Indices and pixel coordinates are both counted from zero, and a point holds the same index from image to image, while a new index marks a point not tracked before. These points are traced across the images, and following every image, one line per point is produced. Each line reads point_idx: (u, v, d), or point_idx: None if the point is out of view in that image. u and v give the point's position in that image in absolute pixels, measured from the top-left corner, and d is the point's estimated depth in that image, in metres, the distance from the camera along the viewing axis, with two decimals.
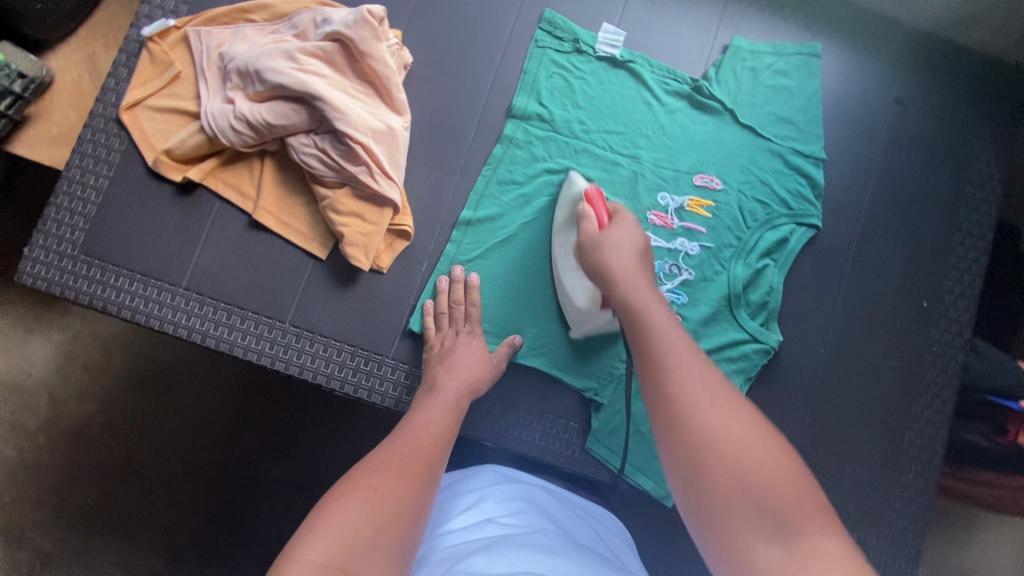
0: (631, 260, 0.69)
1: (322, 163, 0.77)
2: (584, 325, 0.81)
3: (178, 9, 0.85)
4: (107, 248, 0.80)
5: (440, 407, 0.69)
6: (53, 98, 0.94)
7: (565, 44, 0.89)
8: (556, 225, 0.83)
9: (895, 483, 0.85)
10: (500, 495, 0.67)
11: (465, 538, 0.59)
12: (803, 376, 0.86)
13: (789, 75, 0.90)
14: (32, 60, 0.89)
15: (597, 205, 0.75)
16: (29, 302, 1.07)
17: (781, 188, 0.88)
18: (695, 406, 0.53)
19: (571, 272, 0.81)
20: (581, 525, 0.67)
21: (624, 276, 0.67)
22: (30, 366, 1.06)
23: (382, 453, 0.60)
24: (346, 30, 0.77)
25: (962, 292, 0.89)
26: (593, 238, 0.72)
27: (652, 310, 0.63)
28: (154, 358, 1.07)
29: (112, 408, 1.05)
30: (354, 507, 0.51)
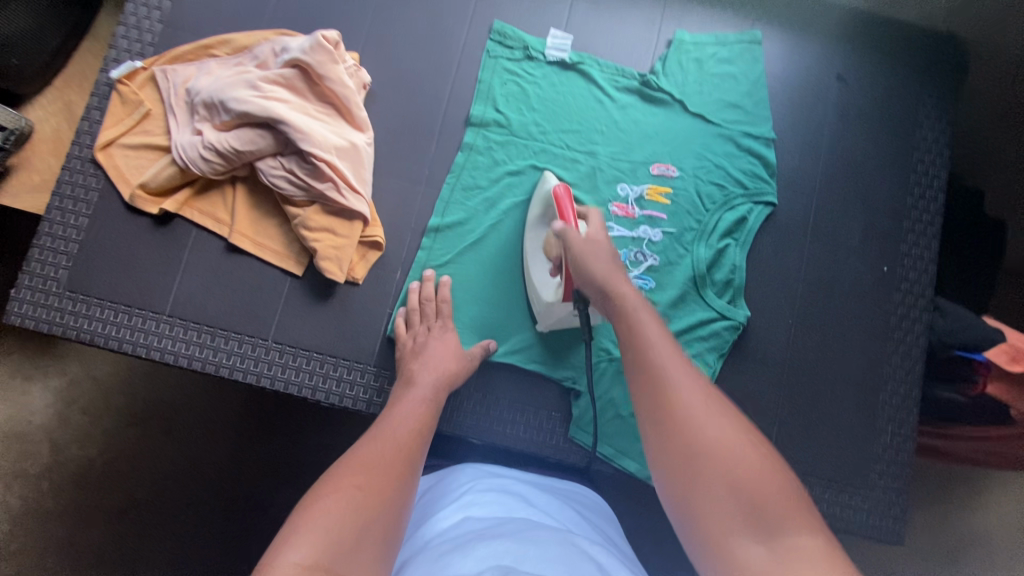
0: (610, 257, 0.72)
1: (290, 184, 0.81)
2: (548, 319, 0.83)
3: (145, 51, 0.88)
4: (91, 282, 0.83)
5: (417, 403, 0.71)
6: (35, 148, 0.99)
7: (516, 53, 0.93)
8: (528, 223, 0.86)
9: (875, 444, 0.87)
10: (480, 492, 0.68)
11: (445, 537, 0.60)
12: (774, 348, 0.88)
13: (732, 63, 0.95)
14: (12, 113, 0.94)
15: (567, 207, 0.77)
16: (25, 349, 1.10)
17: (735, 169, 0.91)
18: (688, 416, 0.55)
19: (541, 268, 0.83)
20: (561, 508, 0.69)
21: (622, 286, 0.69)
22: (29, 414, 1.08)
23: (362, 451, 0.61)
24: (304, 56, 0.81)
25: (921, 254, 0.92)
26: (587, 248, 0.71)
27: (642, 321, 0.65)
28: (148, 392, 1.09)
29: (111, 446, 1.07)
30: (337, 508, 0.52)
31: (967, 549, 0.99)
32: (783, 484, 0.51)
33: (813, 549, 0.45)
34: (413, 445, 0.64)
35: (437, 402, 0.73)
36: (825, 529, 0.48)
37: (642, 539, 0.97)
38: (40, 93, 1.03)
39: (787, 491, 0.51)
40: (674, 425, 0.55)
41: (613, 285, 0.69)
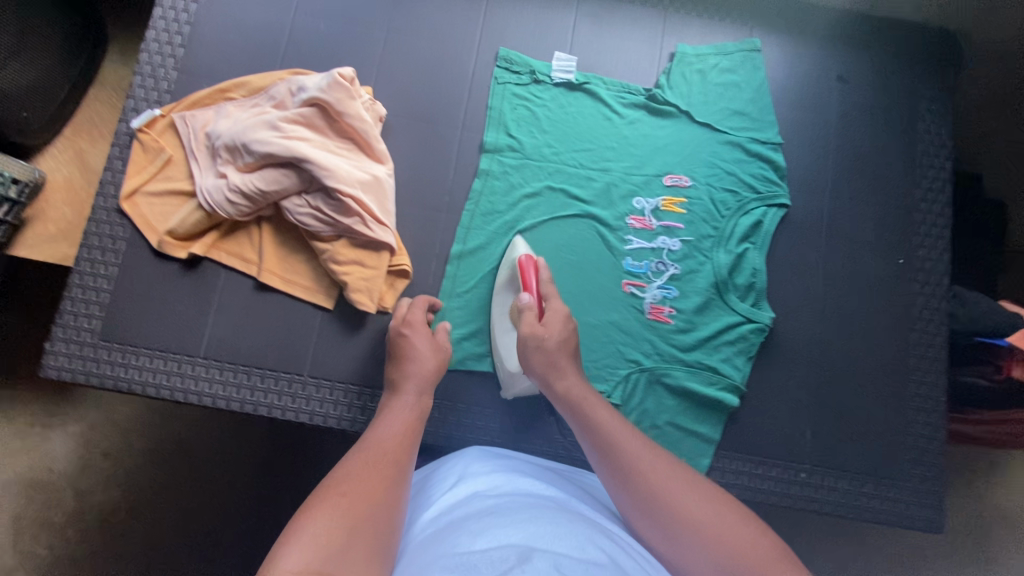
0: (559, 329, 0.77)
1: (317, 220, 0.82)
2: (512, 387, 0.83)
3: (162, 99, 0.90)
4: (124, 330, 0.84)
5: (404, 408, 0.71)
6: (48, 198, 1.01)
7: (523, 77, 0.95)
8: (496, 287, 0.87)
9: (907, 434, 0.89)
10: (483, 476, 0.69)
11: (452, 517, 0.60)
12: (799, 348, 0.90)
13: (734, 71, 0.97)
14: (23, 165, 0.97)
15: (532, 277, 0.81)
16: (44, 397, 1.10)
17: (746, 174, 0.93)
18: (655, 492, 0.59)
19: (506, 334, 0.85)
20: (566, 486, 0.71)
21: (562, 377, 0.74)
22: (51, 461, 1.08)
23: (349, 462, 0.62)
24: (322, 95, 0.82)
25: (934, 245, 0.94)
26: (531, 332, 0.76)
27: (598, 412, 0.69)
28: (175, 433, 1.09)
29: (141, 489, 1.07)
30: (326, 517, 0.52)
31: (1005, 531, 1.01)
32: (753, 539, 0.55)
33: None
34: (401, 453, 0.65)
35: (421, 405, 0.73)
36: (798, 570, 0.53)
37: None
38: (50, 143, 1.06)
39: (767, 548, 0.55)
40: (652, 511, 0.58)
41: (555, 378, 0.74)
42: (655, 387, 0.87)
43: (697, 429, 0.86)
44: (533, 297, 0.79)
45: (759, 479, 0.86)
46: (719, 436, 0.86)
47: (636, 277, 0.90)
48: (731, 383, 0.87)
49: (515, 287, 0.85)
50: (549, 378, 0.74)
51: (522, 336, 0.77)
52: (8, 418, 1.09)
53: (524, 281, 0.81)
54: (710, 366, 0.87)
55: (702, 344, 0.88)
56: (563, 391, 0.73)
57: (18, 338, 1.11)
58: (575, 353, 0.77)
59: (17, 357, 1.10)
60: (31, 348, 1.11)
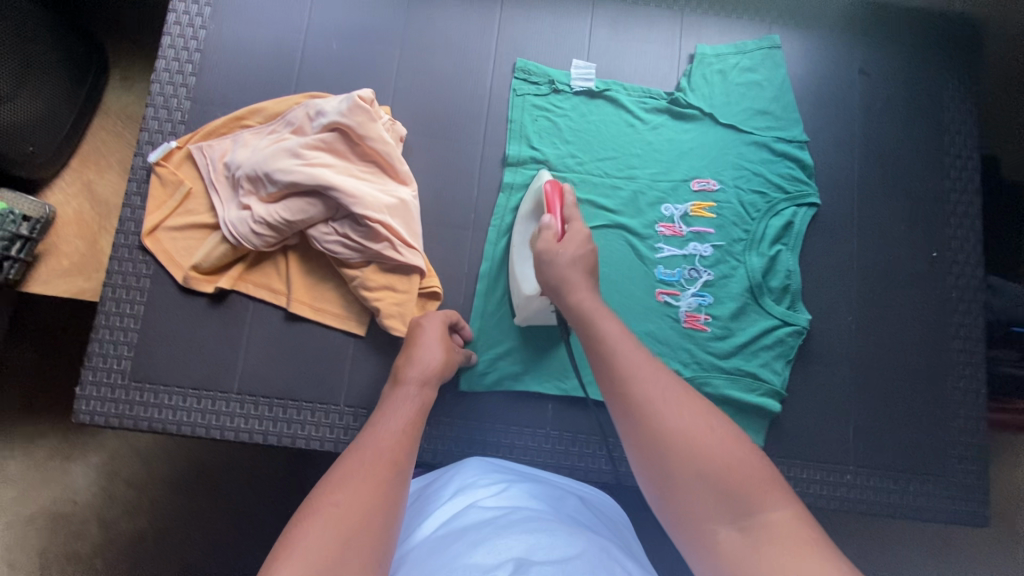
0: (579, 248, 0.75)
1: (345, 247, 0.81)
2: (525, 311, 0.84)
3: (176, 129, 0.88)
4: (154, 370, 0.82)
5: (407, 401, 0.69)
6: (60, 232, 0.98)
7: (542, 87, 0.93)
8: (518, 216, 0.87)
9: (950, 429, 0.88)
10: (484, 485, 0.69)
11: (452, 526, 0.60)
12: (835, 348, 0.89)
13: (755, 70, 0.95)
14: (33, 201, 0.96)
15: (556, 202, 0.79)
16: (63, 430, 1.09)
17: (774, 175, 0.92)
18: (654, 411, 0.56)
19: (524, 261, 0.84)
20: (564, 496, 0.70)
21: (575, 292, 0.71)
22: (73, 493, 1.07)
23: (346, 460, 0.59)
24: (343, 119, 0.81)
25: (966, 235, 0.93)
26: (547, 249, 0.75)
27: (606, 325, 0.67)
28: (201, 461, 1.08)
29: (169, 520, 1.06)
30: (320, 527, 0.50)
31: None
32: (750, 462, 0.52)
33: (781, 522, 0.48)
34: (403, 450, 0.62)
35: (424, 397, 0.71)
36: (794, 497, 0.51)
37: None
38: (57, 175, 1.04)
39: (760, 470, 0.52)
40: (644, 426, 0.56)
41: (567, 292, 0.71)
42: None
43: None
44: (555, 218, 0.77)
45: (805, 483, 0.85)
46: (762, 442, 0.85)
47: (669, 285, 0.89)
48: (773, 388, 0.86)
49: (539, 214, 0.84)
50: (561, 292, 0.72)
51: (540, 252, 0.75)
52: (29, 453, 1.07)
53: (547, 206, 0.79)
54: (750, 372, 0.86)
55: (740, 350, 0.87)
56: (574, 303, 0.70)
57: (36, 372, 1.09)
58: (593, 273, 0.74)
59: (36, 392, 1.09)
60: (49, 382, 1.10)
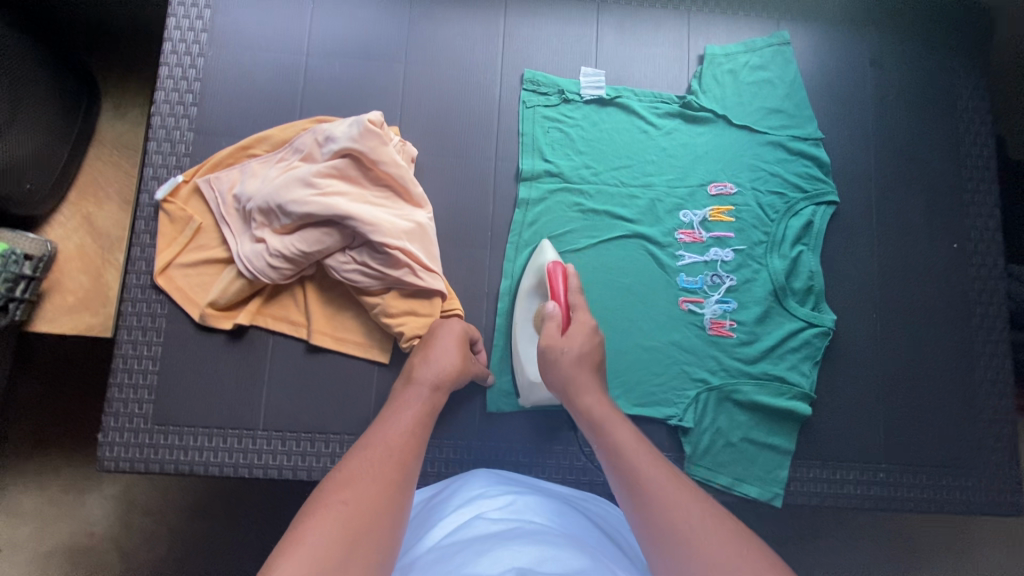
0: (586, 341, 0.74)
1: (364, 275, 0.79)
2: (531, 395, 0.81)
3: (182, 162, 0.86)
4: (177, 411, 0.80)
5: (416, 404, 0.69)
6: (62, 268, 0.96)
7: (551, 98, 0.91)
8: (519, 293, 0.85)
9: (979, 420, 0.88)
10: (489, 495, 0.68)
11: (456, 535, 0.60)
12: (860, 345, 0.89)
13: (766, 68, 0.94)
14: (33, 238, 0.93)
15: (560, 285, 0.79)
16: (76, 463, 1.07)
17: (790, 174, 0.91)
18: (680, 535, 0.54)
19: (527, 342, 0.83)
20: (574, 514, 0.67)
21: (584, 393, 0.71)
22: (91, 526, 1.05)
23: (354, 460, 0.61)
24: (354, 144, 0.79)
25: (986, 225, 0.92)
26: (551, 343, 0.74)
27: (620, 432, 0.67)
28: (220, 489, 1.07)
29: (192, 549, 1.05)
30: (325, 526, 0.52)
31: None
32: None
33: None
34: (410, 455, 0.63)
35: (434, 401, 0.71)
36: None
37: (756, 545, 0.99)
38: (56, 210, 1.00)
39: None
40: (670, 549, 0.53)
41: (576, 394, 0.71)
42: (725, 404, 0.85)
43: (771, 441, 0.84)
44: (559, 307, 0.77)
45: (839, 483, 0.85)
46: (794, 446, 0.85)
47: (692, 293, 0.88)
48: (802, 390, 0.85)
49: (543, 295, 0.83)
50: (569, 392, 0.72)
51: (544, 345, 0.75)
52: (43, 488, 1.06)
53: (551, 289, 0.79)
54: (778, 376, 0.86)
55: (767, 354, 0.86)
56: (585, 406, 0.70)
57: (45, 408, 1.07)
58: (600, 367, 0.75)
59: (46, 427, 1.07)
60: (60, 417, 1.08)
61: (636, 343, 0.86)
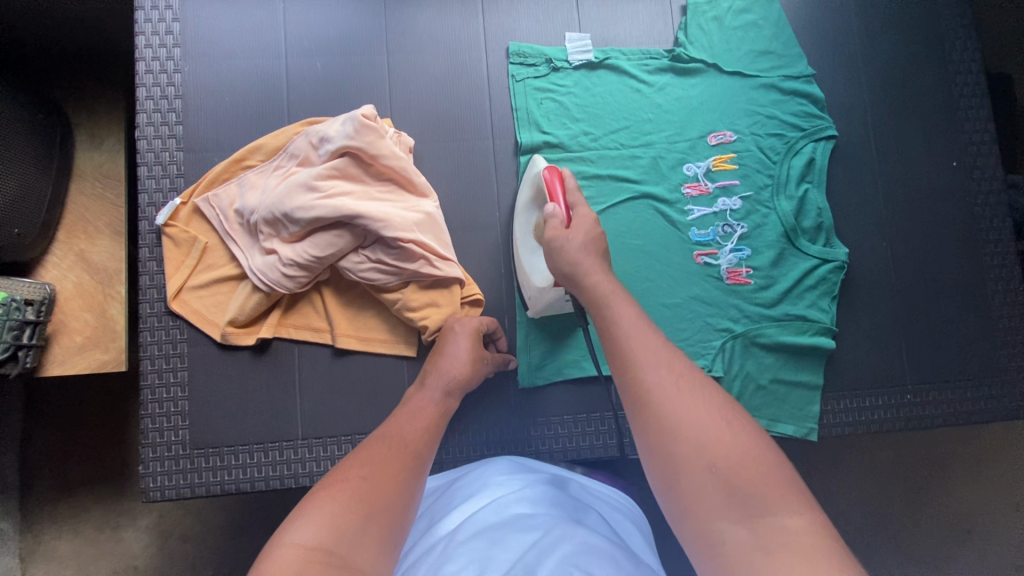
0: (586, 232, 0.70)
1: (381, 272, 0.79)
2: (539, 304, 0.82)
3: (176, 184, 0.84)
4: (213, 434, 0.80)
5: (432, 407, 0.69)
6: (64, 308, 0.94)
7: (540, 69, 0.90)
8: (519, 206, 0.84)
9: (995, 331, 0.90)
10: (507, 482, 0.69)
11: (468, 517, 0.62)
12: (872, 274, 0.90)
13: (750, 10, 0.93)
14: (31, 283, 0.90)
15: (557, 188, 0.74)
16: (107, 501, 1.07)
17: (787, 114, 0.91)
18: (661, 397, 0.53)
19: (530, 254, 0.82)
20: (586, 506, 0.67)
21: (589, 274, 0.68)
22: (133, 559, 1.05)
23: (368, 446, 0.62)
24: (352, 143, 0.78)
25: (981, 139, 0.93)
26: (554, 237, 0.71)
27: (620, 312, 0.63)
28: (256, 505, 1.07)
29: (235, 568, 1.05)
30: (341, 497, 0.53)
31: None
32: (757, 456, 0.49)
33: (795, 530, 0.44)
34: (425, 445, 0.63)
35: (447, 405, 0.71)
36: (810, 506, 0.47)
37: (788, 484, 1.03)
38: (47, 251, 0.98)
39: (770, 473, 0.48)
40: (651, 412, 0.53)
41: (582, 276, 0.68)
42: (751, 349, 0.86)
43: (800, 378, 0.86)
44: (559, 206, 0.73)
45: (869, 411, 0.87)
46: (822, 380, 0.87)
47: (706, 245, 0.88)
48: (825, 326, 0.86)
49: (541, 201, 0.81)
50: (576, 277, 0.69)
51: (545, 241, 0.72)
52: (77, 529, 1.05)
53: (549, 193, 0.74)
54: (800, 315, 0.87)
55: (786, 295, 0.87)
56: (590, 285, 0.67)
57: (66, 450, 1.07)
58: (604, 255, 0.71)
59: (70, 467, 1.06)
60: (83, 459, 1.07)
61: (657, 302, 0.87)
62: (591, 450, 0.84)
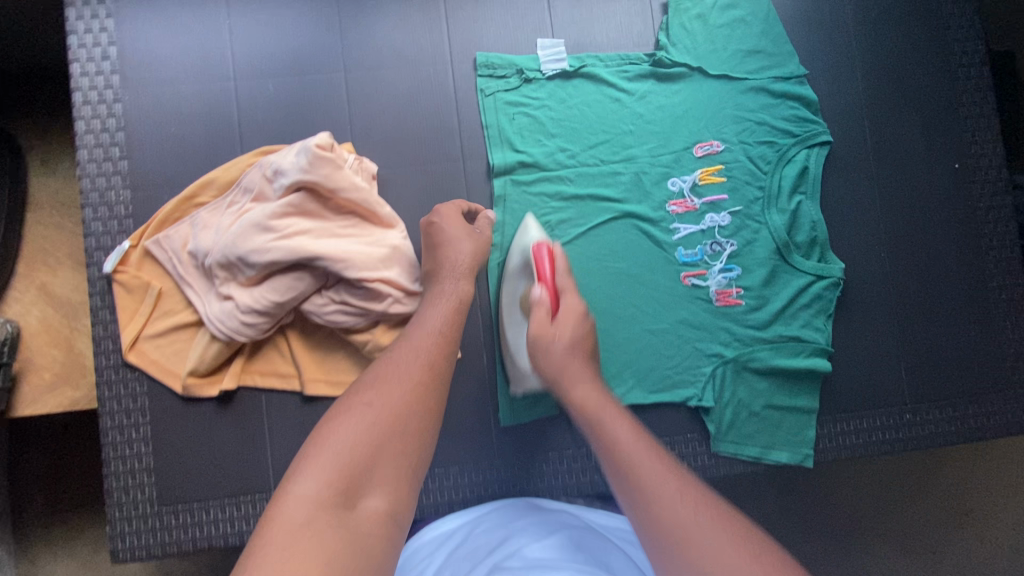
0: (574, 330, 0.70)
1: (347, 314, 0.74)
2: (524, 382, 0.78)
3: (124, 225, 0.78)
4: (183, 489, 0.76)
5: (443, 301, 0.70)
6: (30, 346, 0.86)
7: (510, 81, 0.83)
8: (506, 271, 0.79)
9: (998, 342, 0.86)
10: (527, 529, 0.66)
11: (493, 566, 0.58)
12: (871, 289, 0.85)
13: (736, 5, 0.85)
14: None
15: (547, 267, 0.72)
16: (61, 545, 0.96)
17: (778, 119, 0.85)
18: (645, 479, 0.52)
19: (516, 328, 0.79)
20: (613, 551, 0.63)
21: (576, 385, 0.66)
22: None
23: (378, 367, 0.62)
24: (306, 176, 0.72)
25: (985, 138, 0.87)
26: (541, 333, 0.69)
27: (617, 428, 0.59)
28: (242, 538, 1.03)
29: None
30: (350, 429, 0.54)
31: None
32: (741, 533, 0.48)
33: None
34: (437, 361, 0.63)
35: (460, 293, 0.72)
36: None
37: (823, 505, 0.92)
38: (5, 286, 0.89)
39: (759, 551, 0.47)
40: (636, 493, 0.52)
41: (567, 386, 0.66)
42: (743, 374, 0.82)
43: (794, 403, 0.82)
44: (546, 291, 0.71)
45: (867, 432, 0.83)
46: (818, 403, 0.83)
47: (693, 266, 0.83)
48: (820, 347, 0.82)
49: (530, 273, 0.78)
50: (560, 386, 0.66)
51: (531, 339, 0.70)
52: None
53: (537, 272, 0.72)
54: (794, 337, 0.82)
55: (778, 316, 0.83)
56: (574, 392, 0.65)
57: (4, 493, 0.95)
58: (591, 357, 0.70)
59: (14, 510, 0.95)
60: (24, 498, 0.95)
61: (643, 329, 0.82)
62: (577, 486, 0.81)
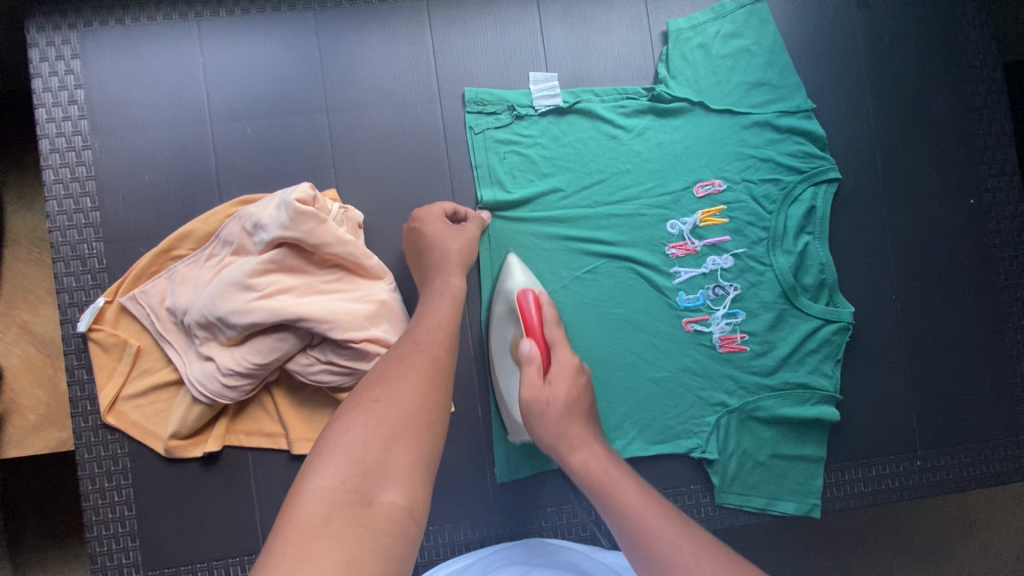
0: (570, 389, 0.65)
1: (334, 374, 0.70)
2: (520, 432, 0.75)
3: (99, 279, 0.75)
4: (169, 552, 0.74)
5: (442, 295, 0.67)
6: (14, 384, 0.82)
7: (502, 118, 0.79)
8: (495, 318, 0.76)
9: (1013, 386, 0.83)
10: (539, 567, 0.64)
11: None
12: (880, 330, 0.82)
13: (740, 34, 0.81)
14: None
15: (535, 317, 0.68)
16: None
17: (783, 155, 0.80)
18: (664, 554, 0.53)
19: (508, 373, 0.75)
20: None
21: (577, 450, 0.62)
22: None
23: (389, 358, 0.60)
24: (287, 233, 0.68)
25: (1001, 173, 0.83)
26: (534, 396, 0.64)
27: (622, 493, 0.58)
28: None
29: None
30: (364, 424, 0.53)
31: None
32: None
33: None
34: (446, 354, 0.61)
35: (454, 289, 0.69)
36: None
37: (838, 555, 0.88)
38: None
39: None
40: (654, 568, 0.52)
41: (568, 451, 0.62)
42: (748, 424, 0.79)
43: (801, 452, 0.79)
44: (536, 345, 0.66)
45: (876, 481, 0.80)
46: (826, 452, 0.80)
47: (695, 311, 0.80)
48: (827, 394, 0.79)
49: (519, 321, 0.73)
50: (560, 450, 0.63)
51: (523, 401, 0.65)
52: None
53: (527, 324, 0.68)
54: (800, 384, 0.79)
55: (784, 362, 0.79)
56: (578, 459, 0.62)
57: None
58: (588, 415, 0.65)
59: None
60: None
61: (643, 377, 0.79)
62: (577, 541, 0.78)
